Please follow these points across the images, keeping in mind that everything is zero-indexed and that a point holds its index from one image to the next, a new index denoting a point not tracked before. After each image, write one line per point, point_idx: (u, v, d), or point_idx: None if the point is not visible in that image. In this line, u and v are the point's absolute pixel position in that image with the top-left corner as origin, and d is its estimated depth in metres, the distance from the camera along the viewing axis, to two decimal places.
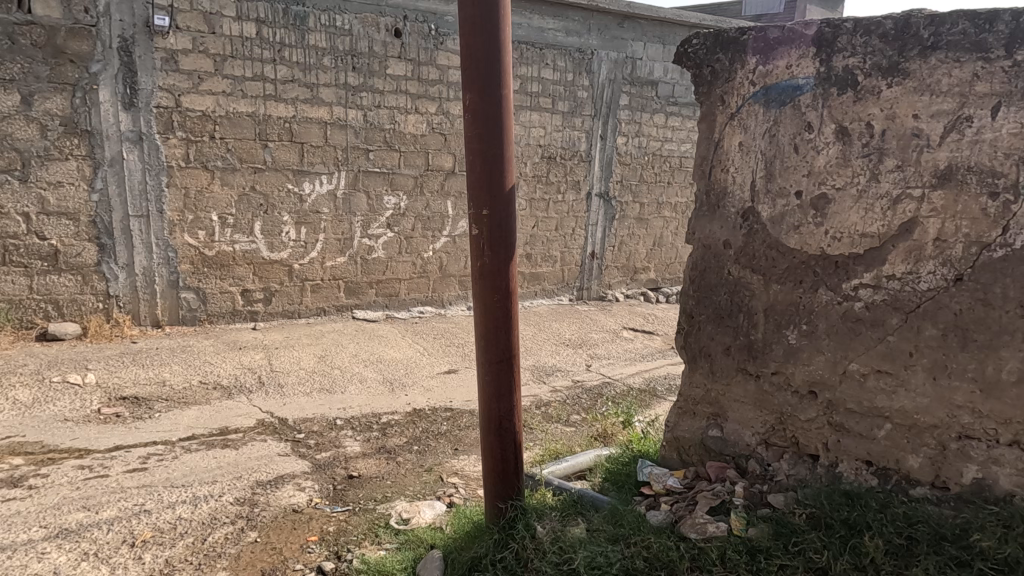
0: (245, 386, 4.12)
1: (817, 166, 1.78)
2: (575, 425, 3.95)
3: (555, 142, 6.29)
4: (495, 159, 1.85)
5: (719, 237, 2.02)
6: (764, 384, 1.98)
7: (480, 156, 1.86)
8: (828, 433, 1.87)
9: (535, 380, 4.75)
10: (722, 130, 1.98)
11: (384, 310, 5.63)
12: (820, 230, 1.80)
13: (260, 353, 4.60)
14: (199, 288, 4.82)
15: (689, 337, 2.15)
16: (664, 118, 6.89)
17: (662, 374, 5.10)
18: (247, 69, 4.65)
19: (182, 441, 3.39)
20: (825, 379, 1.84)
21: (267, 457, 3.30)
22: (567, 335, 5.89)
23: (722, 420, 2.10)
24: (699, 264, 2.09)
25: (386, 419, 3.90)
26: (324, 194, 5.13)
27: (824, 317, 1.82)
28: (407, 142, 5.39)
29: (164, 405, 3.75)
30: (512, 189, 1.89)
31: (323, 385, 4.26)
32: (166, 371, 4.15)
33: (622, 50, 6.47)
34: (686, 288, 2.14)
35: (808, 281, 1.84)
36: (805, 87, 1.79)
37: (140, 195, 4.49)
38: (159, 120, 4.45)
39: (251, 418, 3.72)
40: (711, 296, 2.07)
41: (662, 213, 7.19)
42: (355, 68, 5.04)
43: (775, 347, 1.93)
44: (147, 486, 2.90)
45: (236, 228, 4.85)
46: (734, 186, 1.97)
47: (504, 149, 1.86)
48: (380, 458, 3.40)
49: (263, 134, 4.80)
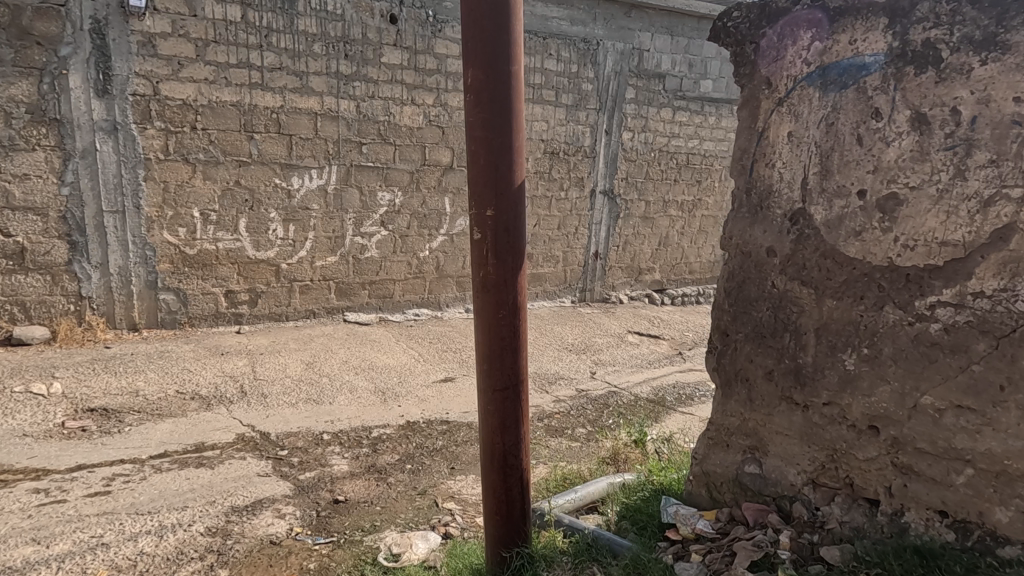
0: (225, 396, 3.82)
1: (885, 161, 1.50)
2: (582, 440, 3.67)
3: (558, 137, 6.00)
4: (503, 149, 1.55)
5: (762, 243, 1.74)
6: (813, 415, 1.70)
7: (484, 145, 1.56)
8: (892, 476, 1.58)
9: (536, 389, 4.46)
10: (769, 118, 1.69)
11: (377, 313, 5.34)
12: (888, 237, 1.51)
13: (243, 360, 4.30)
14: (180, 290, 4.53)
15: (723, 358, 1.87)
16: (672, 112, 6.59)
17: (671, 383, 4.80)
18: (232, 55, 4.34)
19: (153, 459, 3.09)
20: (889, 413, 1.56)
21: (245, 479, 3.01)
22: (570, 339, 5.60)
23: (762, 454, 1.82)
24: (736, 274, 1.81)
25: (378, 433, 3.61)
26: (314, 190, 4.83)
27: (890, 340, 1.54)
28: (403, 135, 5.09)
29: (135, 417, 3.45)
30: (522, 185, 1.60)
31: (310, 395, 3.97)
32: (141, 379, 3.85)
33: (629, 41, 6.17)
34: (721, 301, 1.86)
35: (871, 297, 1.56)
36: (873, 65, 1.50)
37: (114, 189, 4.19)
38: (135, 108, 4.14)
39: (231, 433, 3.43)
40: (750, 312, 1.79)
41: (668, 211, 6.90)
42: (348, 56, 4.73)
43: (828, 373, 1.65)
44: (109, 514, 2.61)
45: (220, 225, 4.56)
46: (781, 184, 1.68)
47: (512, 138, 1.56)
48: (369, 478, 3.11)
49: (249, 125, 4.50)
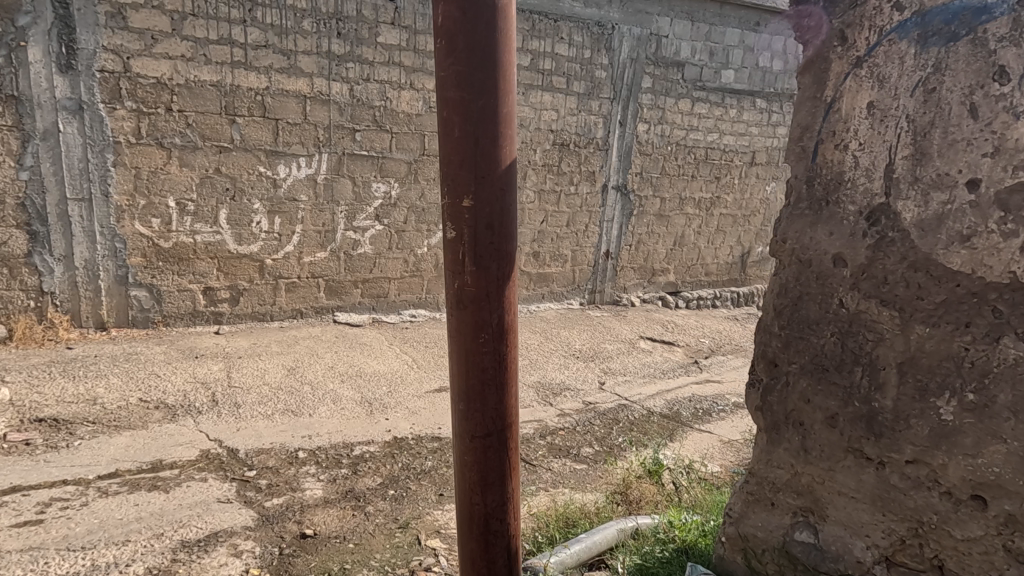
0: (194, 405, 3.45)
1: (1011, 139, 1.09)
2: (588, 462, 3.27)
3: (569, 127, 5.60)
4: (485, 117, 1.16)
5: (827, 249, 1.34)
6: (892, 474, 1.29)
7: (459, 111, 1.16)
8: (1003, 564, 1.18)
9: (539, 401, 4.06)
10: (841, 85, 1.29)
11: (371, 313, 4.97)
12: (1011, 245, 1.10)
13: (218, 364, 3.93)
14: (154, 286, 4.18)
15: (770, 395, 1.47)
16: (691, 103, 6.16)
17: (687, 397, 4.39)
18: (212, 30, 3.96)
19: (101, 479, 2.73)
20: (1003, 482, 1.15)
21: (202, 506, 2.63)
22: (578, 345, 5.20)
23: (818, 519, 1.42)
24: (791, 287, 1.41)
25: (360, 451, 3.23)
26: (302, 179, 4.46)
27: (1009, 386, 1.12)
28: (400, 123, 4.70)
29: (89, 430, 3.08)
30: (510, 168, 1.21)
31: (288, 406, 3.59)
32: (102, 385, 3.49)
33: (646, 26, 5.73)
34: (769, 321, 1.46)
35: (981, 324, 1.15)
36: (997, 8, 1.09)
37: (80, 175, 3.83)
38: (103, 86, 3.77)
39: (194, 449, 3.06)
40: (807, 338, 1.38)
41: (684, 209, 6.48)
42: (340, 35, 4.33)
43: (915, 424, 1.24)
44: (34, 549, 2.24)
45: (198, 216, 4.19)
46: (856, 172, 1.28)
47: (497, 100, 1.17)
48: (345, 507, 2.73)
49: (230, 108, 4.12)
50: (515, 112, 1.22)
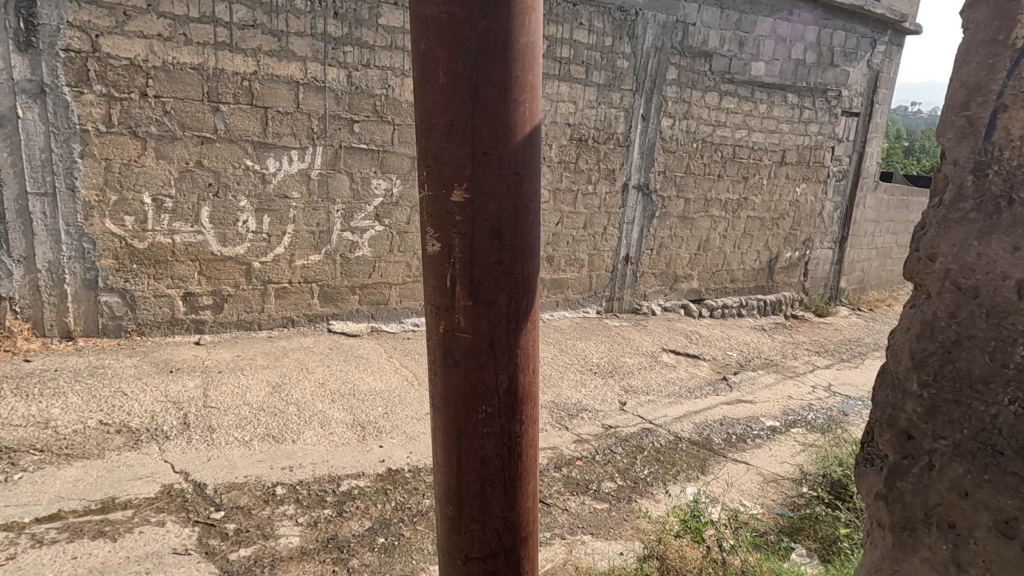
0: (161, 429, 3.03)
1: None
2: (612, 501, 2.82)
3: (587, 121, 5.15)
4: (489, 82, 0.84)
5: (1010, 271, 0.88)
6: None
7: (449, 66, 0.83)
8: None
9: (554, 424, 3.61)
10: None
11: (369, 322, 4.55)
12: None
13: (195, 380, 3.51)
14: (127, 291, 3.77)
15: (901, 480, 1.01)
16: (718, 97, 5.67)
17: (718, 420, 3.92)
18: (193, 7, 3.54)
19: (38, 523, 2.31)
20: None
21: (153, 559, 2.20)
22: (595, 359, 4.75)
23: None
24: (942, 326, 0.96)
25: (347, 486, 2.79)
26: (294, 175, 4.04)
27: None
28: (402, 113, 4.26)
29: (34, 460, 2.67)
30: (524, 161, 0.89)
31: (269, 430, 3.16)
32: (58, 405, 3.07)
33: (672, 12, 5.25)
34: (902, 373, 1.01)
35: None
36: None
37: (41, 166, 3.43)
38: (68, 67, 3.36)
39: (154, 484, 2.64)
40: (967, 403, 0.93)
41: (710, 211, 6.01)
42: (337, 15, 3.89)
43: None
44: None
45: (176, 213, 3.78)
46: None
47: (505, 59, 0.84)
48: (325, 561, 2.28)
49: (212, 94, 3.70)
50: (533, 82, 0.90)
